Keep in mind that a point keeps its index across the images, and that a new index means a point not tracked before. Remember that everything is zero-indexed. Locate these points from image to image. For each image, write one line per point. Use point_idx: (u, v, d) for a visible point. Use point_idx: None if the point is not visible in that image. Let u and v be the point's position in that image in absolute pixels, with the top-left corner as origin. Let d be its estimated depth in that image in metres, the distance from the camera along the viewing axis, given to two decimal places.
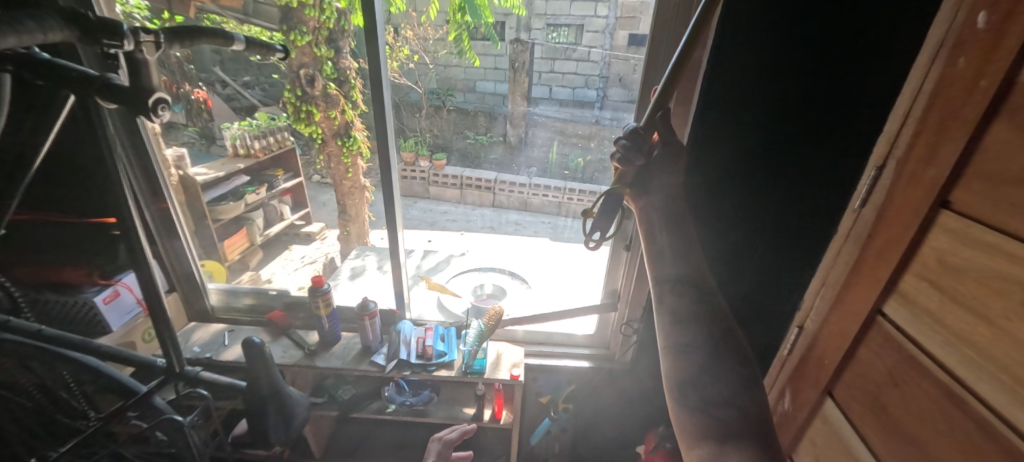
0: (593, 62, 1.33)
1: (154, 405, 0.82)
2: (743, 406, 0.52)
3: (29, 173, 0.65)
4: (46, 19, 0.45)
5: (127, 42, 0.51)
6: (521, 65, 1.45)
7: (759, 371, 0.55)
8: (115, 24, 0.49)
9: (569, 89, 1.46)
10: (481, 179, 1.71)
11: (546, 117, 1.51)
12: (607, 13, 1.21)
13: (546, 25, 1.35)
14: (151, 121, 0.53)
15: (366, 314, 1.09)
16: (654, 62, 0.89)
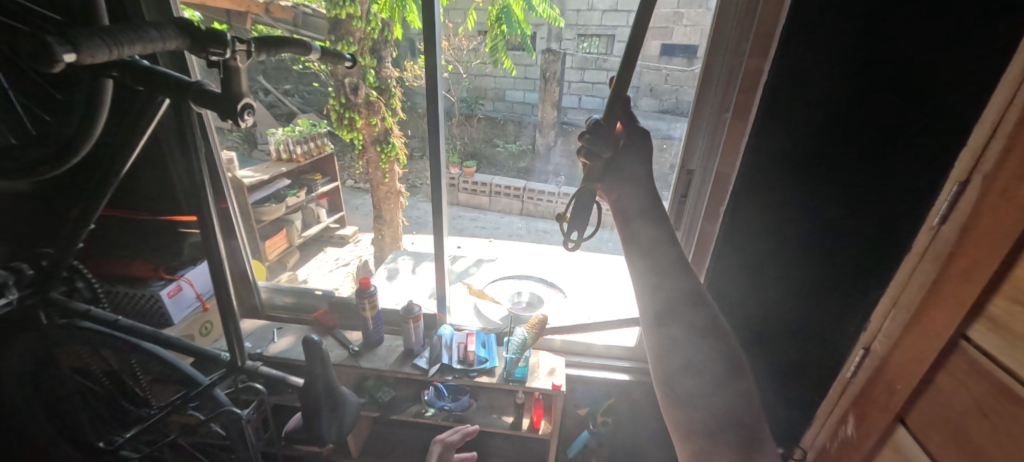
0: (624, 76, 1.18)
1: (215, 397, 0.85)
2: (720, 400, 0.62)
3: (121, 175, 0.69)
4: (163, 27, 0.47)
5: (227, 50, 0.52)
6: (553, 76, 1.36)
7: (734, 366, 0.63)
8: (219, 33, 0.51)
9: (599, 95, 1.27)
10: (511, 186, 1.80)
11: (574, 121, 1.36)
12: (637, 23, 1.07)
13: (578, 35, 1.24)
14: (236, 126, 0.55)
15: (411, 317, 1.10)
16: (711, 69, 0.87)
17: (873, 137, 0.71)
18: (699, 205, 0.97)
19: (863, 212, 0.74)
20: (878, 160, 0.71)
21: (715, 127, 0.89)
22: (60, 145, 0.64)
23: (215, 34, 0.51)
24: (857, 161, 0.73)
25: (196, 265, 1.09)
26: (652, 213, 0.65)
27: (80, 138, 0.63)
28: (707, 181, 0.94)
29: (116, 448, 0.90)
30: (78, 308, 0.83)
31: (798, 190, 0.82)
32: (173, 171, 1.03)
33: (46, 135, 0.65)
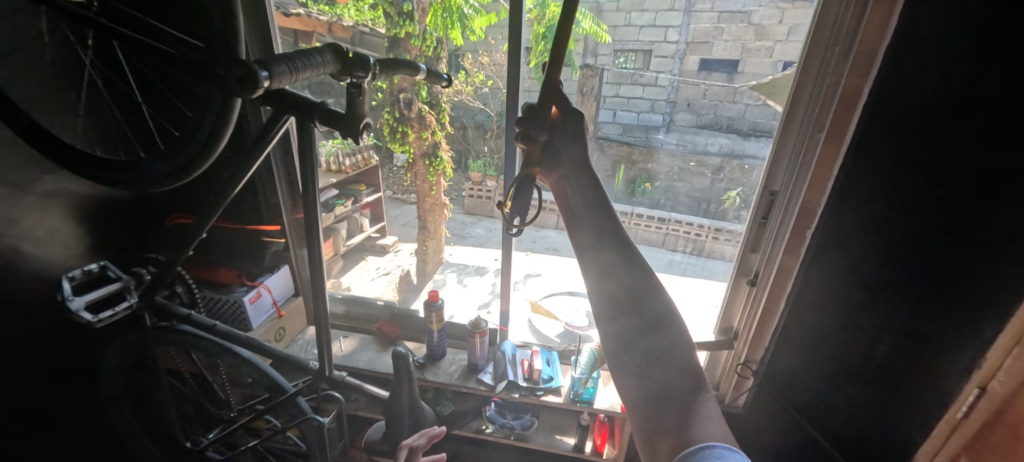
0: (661, 87, 1.29)
1: (298, 405, 0.87)
2: (659, 375, 0.62)
3: (233, 189, 0.72)
4: (319, 54, 0.53)
5: (367, 75, 0.58)
6: (589, 91, 1.39)
7: (671, 342, 0.65)
8: (367, 59, 0.57)
9: (635, 113, 1.38)
10: None
11: (610, 134, 1.43)
12: (678, 37, 1.22)
13: (614, 50, 1.31)
14: (359, 143, 0.58)
15: (478, 332, 1.10)
16: (803, 89, 0.83)
17: (986, 174, 0.62)
18: (780, 232, 0.92)
19: (962, 256, 0.66)
20: (990, 206, 0.62)
21: (803, 148, 0.84)
22: (187, 155, 0.67)
23: (361, 59, 0.57)
24: (963, 200, 0.65)
25: (273, 273, 1.15)
26: (595, 205, 0.71)
27: (203, 151, 0.66)
28: (791, 207, 0.89)
29: (204, 449, 0.93)
30: (179, 313, 0.87)
31: (891, 225, 0.74)
32: (262, 181, 1.09)
33: (175, 150, 0.69)
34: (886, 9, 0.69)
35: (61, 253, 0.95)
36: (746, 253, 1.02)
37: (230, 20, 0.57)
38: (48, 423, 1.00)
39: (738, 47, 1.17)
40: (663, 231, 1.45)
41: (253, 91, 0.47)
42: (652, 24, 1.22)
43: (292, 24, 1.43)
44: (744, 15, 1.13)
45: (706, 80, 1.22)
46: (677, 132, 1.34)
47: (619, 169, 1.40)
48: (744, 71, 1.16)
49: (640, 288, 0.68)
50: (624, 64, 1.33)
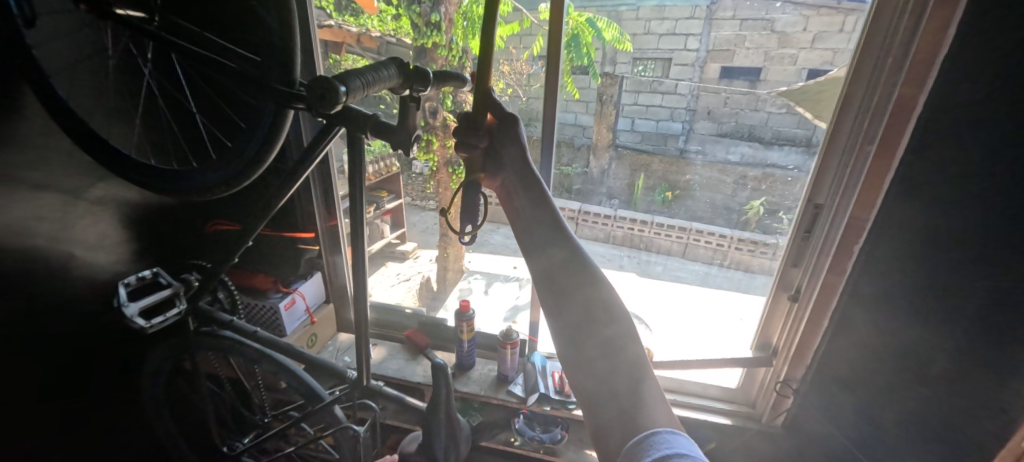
0: (681, 95, 1.29)
1: (334, 414, 0.88)
2: (612, 386, 0.60)
3: (279, 199, 0.73)
4: (382, 69, 0.55)
5: (426, 89, 0.60)
6: (608, 99, 1.38)
7: (623, 349, 0.62)
8: (426, 73, 0.59)
9: (653, 121, 1.39)
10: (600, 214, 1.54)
11: (630, 149, 1.46)
12: (698, 46, 1.23)
13: (633, 59, 1.29)
14: (408, 155, 0.58)
15: (507, 344, 1.09)
16: (852, 99, 0.83)
17: None
18: (826, 245, 0.90)
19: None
20: None
21: (852, 160, 0.84)
22: (237, 167, 0.69)
23: (422, 74, 0.60)
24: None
25: (307, 280, 1.17)
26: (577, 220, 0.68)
27: (256, 162, 0.68)
28: (838, 219, 0.87)
29: (241, 453, 0.94)
30: (222, 318, 0.88)
31: (947, 245, 0.71)
32: (298, 192, 1.11)
33: (227, 160, 0.71)
34: (945, 18, 0.67)
35: (109, 257, 0.99)
36: (789, 266, 1.01)
37: (288, 35, 0.59)
38: (93, 427, 1.03)
39: (761, 54, 1.14)
40: (682, 241, 1.45)
41: (331, 108, 0.50)
42: (671, 32, 1.24)
43: (325, 35, 1.46)
44: (767, 23, 1.11)
45: (727, 87, 1.21)
46: (698, 140, 1.34)
47: (638, 177, 1.46)
48: (767, 79, 1.14)
49: (595, 294, 0.64)
50: (643, 73, 1.30)
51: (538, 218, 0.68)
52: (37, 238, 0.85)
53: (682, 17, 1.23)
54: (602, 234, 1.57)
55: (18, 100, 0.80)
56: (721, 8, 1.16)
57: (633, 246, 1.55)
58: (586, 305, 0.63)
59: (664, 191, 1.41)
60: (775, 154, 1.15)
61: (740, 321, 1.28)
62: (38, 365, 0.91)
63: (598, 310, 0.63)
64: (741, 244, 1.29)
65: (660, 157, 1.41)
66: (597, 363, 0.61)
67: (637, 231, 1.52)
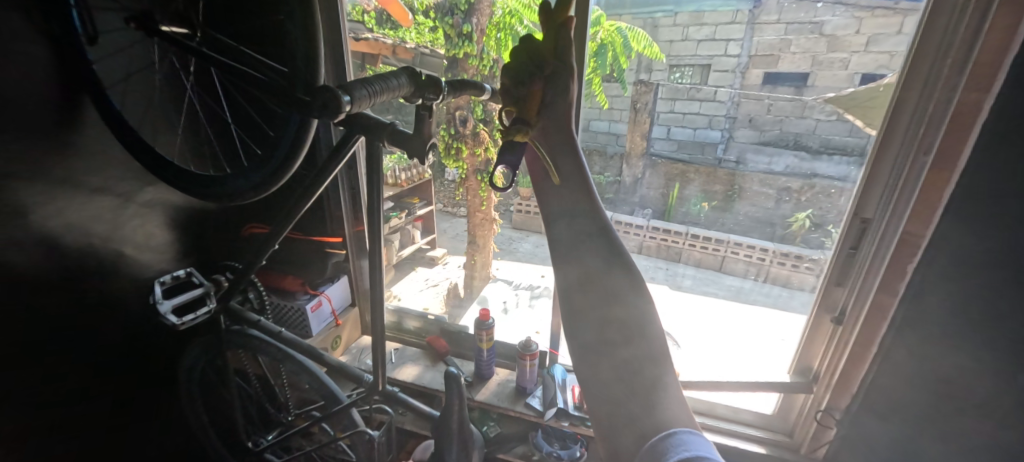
0: (720, 103, 1.25)
1: (350, 416, 0.89)
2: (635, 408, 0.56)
3: (305, 204, 0.76)
4: (390, 79, 0.55)
5: (438, 96, 0.61)
6: (644, 107, 1.36)
7: (641, 370, 0.58)
8: (438, 80, 0.60)
9: (691, 129, 1.39)
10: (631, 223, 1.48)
11: (664, 158, 1.48)
12: (739, 52, 1.19)
13: (669, 66, 1.29)
14: (424, 163, 0.59)
15: (527, 354, 1.08)
16: (906, 103, 0.77)
17: None
18: (873, 264, 0.83)
19: None
20: None
21: (906, 170, 0.77)
22: (265, 171, 0.72)
23: (433, 81, 0.60)
24: None
25: (333, 282, 1.21)
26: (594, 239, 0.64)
27: (282, 167, 0.71)
28: (889, 234, 0.80)
29: (263, 451, 0.99)
30: (249, 318, 0.91)
31: None
32: (328, 199, 1.15)
33: (256, 166, 0.74)
34: (1017, 12, 0.60)
35: (154, 257, 1.06)
36: (832, 285, 0.94)
37: (312, 42, 0.61)
38: (132, 425, 1.07)
39: (807, 58, 1.07)
40: (719, 254, 1.43)
41: (333, 116, 0.51)
42: (710, 39, 1.23)
43: (360, 48, 1.53)
44: (815, 26, 1.03)
45: (771, 94, 1.13)
46: (738, 148, 1.30)
47: (673, 187, 1.50)
48: (815, 84, 1.05)
49: (615, 308, 0.60)
50: (680, 79, 1.33)
51: (573, 226, 0.64)
52: (91, 238, 0.92)
53: (722, 22, 1.21)
54: (636, 242, 1.53)
55: (80, 113, 0.87)
56: (764, 11, 1.09)
57: (668, 259, 1.53)
58: (615, 328, 0.59)
59: (699, 202, 1.41)
60: (823, 165, 1.05)
61: (780, 341, 1.19)
62: (90, 359, 0.98)
63: (620, 326, 0.59)
64: (782, 258, 1.23)
65: (697, 166, 1.41)
66: (618, 394, 0.57)
67: (670, 243, 1.52)
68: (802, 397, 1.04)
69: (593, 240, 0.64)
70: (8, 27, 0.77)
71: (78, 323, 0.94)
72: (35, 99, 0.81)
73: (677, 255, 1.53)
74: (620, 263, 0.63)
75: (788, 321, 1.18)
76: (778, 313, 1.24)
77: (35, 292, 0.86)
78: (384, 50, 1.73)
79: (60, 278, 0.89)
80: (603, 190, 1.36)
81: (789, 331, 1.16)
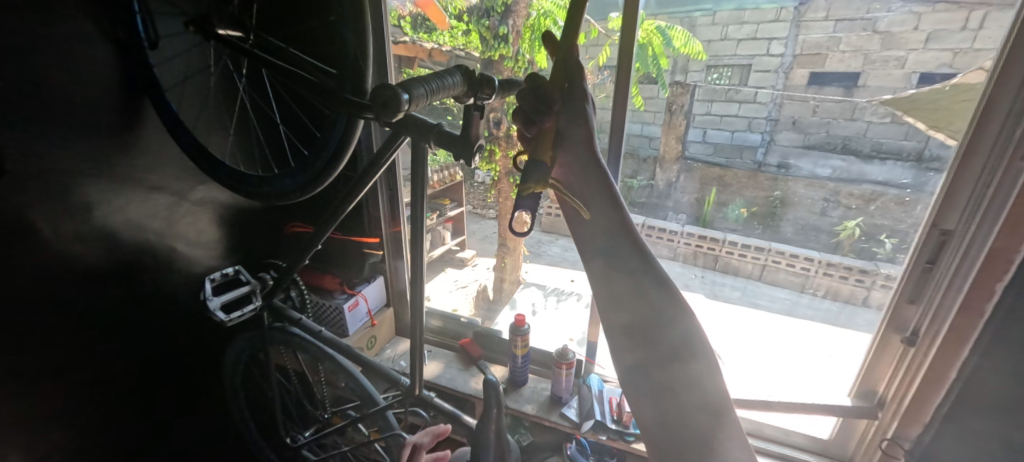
0: (760, 104, 1.14)
1: (387, 418, 0.89)
2: (674, 409, 0.67)
3: (348, 206, 0.76)
4: (446, 77, 0.54)
5: (492, 96, 0.59)
6: (679, 108, 1.22)
7: (679, 374, 0.67)
8: (491, 79, 0.58)
9: (728, 132, 1.22)
10: (663, 230, 1.38)
11: (700, 161, 1.27)
12: (784, 50, 1.08)
13: (706, 66, 1.17)
14: (472, 165, 0.58)
15: (564, 363, 1.04)
16: (999, 102, 0.70)
17: None
18: (954, 280, 0.77)
19: None
20: None
21: (998, 176, 0.70)
22: (312, 173, 0.73)
23: (486, 80, 0.59)
24: None
25: (370, 283, 1.22)
26: (628, 262, 0.70)
27: (328, 168, 0.71)
28: (975, 246, 0.73)
29: (301, 446, 1.01)
30: (292, 316, 0.93)
31: None
32: (368, 199, 1.17)
33: (303, 166, 0.76)
34: None
35: (204, 254, 1.10)
36: (904, 301, 0.87)
37: (362, 40, 0.61)
38: (178, 418, 1.11)
39: (859, 57, 1.01)
40: (759, 263, 1.31)
41: (388, 114, 0.51)
42: (751, 38, 1.11)
43: (399, 51, 1.56)
44: (868, 22, 0.98)
45: (817, 95, 1.07)
46: (779, 153, 1.17)
47: (709, 192, 1.31)
48: (867, 85, 1.01)
49: (655, 320, 0.69)
50: (717, 81, 1.18)
51: (607, 256, 0.70)
52: (149, 233, 0.97)
53: (765, 20, 1.09)
54: (668, 250, 1.42)
55: (141, 115, 0.91)
56: (811, 9, 1.03)
57: (704, 265, 1.40)
58: (668, 350, 0.68)
59: (737, 208, 1.28)
60: (873, 170, 1.06)
61: (827, 357, 1.21)
62: (145, 350, 1.02)
63: (662, 340, 0.68)
64: (830, 269, 1.18)
65: (735, 171, 1.25)
66: (672, 406, 0.67)
67: (706, 250, 1.37)
68: (863, 422, 0.96)
69: (637, 267, 0.69)
70: (80, 30, 0.81)
71: (136, 315, 0.99)
72: (104, 101, 0.85)
73: (715, 263, 1.39)
74: (664, 285, 0.69)
75: (849, 340, 1.15)
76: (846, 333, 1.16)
77: (98, 283, 0.90)
78: (421, 54, 1.76)
79: (121, 272, 0.93)
80: (631, 195, 1.31)
81: (840, 348, 1.18)
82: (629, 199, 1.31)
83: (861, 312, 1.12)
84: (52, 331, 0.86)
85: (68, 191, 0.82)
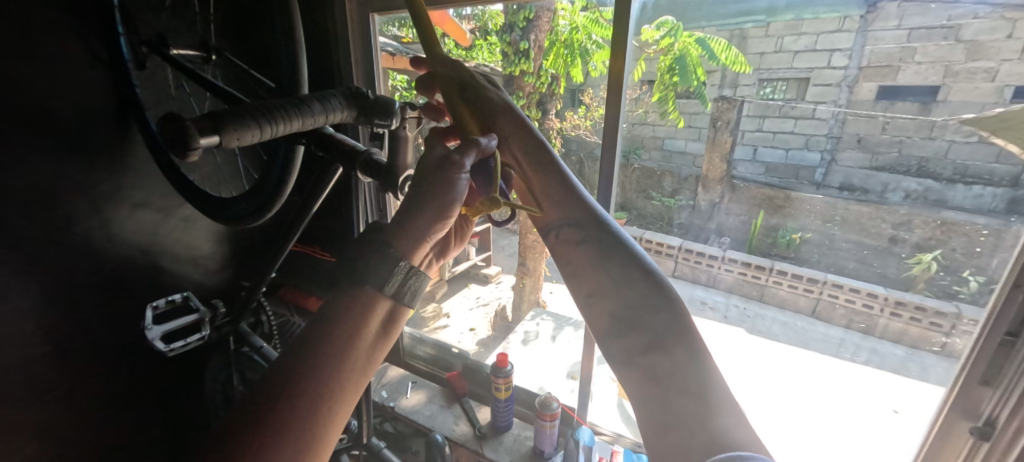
0: (822, 121, 1.13)
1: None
2: (663, 399, 0.52)
3: (301, 228, 0.72)
4: (331, 101, 0.54)
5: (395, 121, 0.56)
6: (725, 125, 1.23)
7: (672, 354, 0.53)
8: (389, 104, 0.55)
9: (782, 150, 1.24)
10: (705, 254, 1.33)
11: (750, 181, 1.28)
12: (847, 64, 1.11)
13: (758, 80, 1.17)
14: (397, 196, 0.53)
15: (547, 415, 0.93)
16: None
17: None
18: None
19: None
20: None
21: None
22: (261, 198, 0.69)
23: (384, 104, 0.55)
24: None
25: None
26: (596, 236, 0.62)
27: (280, 184, 0.67)
28: None
29: None
30: (254, 343, 0.89)
31: None
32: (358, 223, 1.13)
33: (257, 191, 0.71)
34: None
35: (194, 271, 1.09)
36: (984, 384, 0.67)
37: (295, 62, 0.59)
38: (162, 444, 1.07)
39: (939, 69, 0.92)
40: (811, 297, 1.21)
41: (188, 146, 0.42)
42: (809, 50, 1.14)
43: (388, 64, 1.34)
44: (950, 31, 0.89)
45: (886, 111, 1.01)
46: (842, 173, 1.15)
47: (757, 214, 1.27)
48: (948, 100, 0.89)
49: (634, 294, 0.58)
50: (771, 95, 1.18)
51: (570, 236, 0.63)
52: (135, 251, 0.96)
53: (825, 31, 1.10)
54: (706, 275, 1.35)
55: (127, 134, 0.92)
56: (880, 17, 0.99)
57: (748, 295, 1.33)
58: (652, 327, 0.55)
59: (788, 232, 1.22)
60: (959, 193, 0.88)
61: (894, 413, 1.00)
62: (127, 366, 1.01)
63: (645, 316, 0.56)
64: (899, 308, 1.01)
65: (790, 192, 1.24)
66: (663, 396, 0.52)
67: (751, 279, 1.30)
68: None
69: (592, 232, 0.63)
70: (61, 50, 0.82)
71: (120, 333, 0.98)
72: (89, 121, 0.86)
73: (757, 293, 1.31)
74: (632, 255, 0.61)
75: (916, 396, 0.95)
76: (913, 384, 0.96)
77: (80, 300, 0.89)
78: None
79: (106, 290, 0.93)
80: (671, 214, 1.26)
81: (909, 402, 0.96)
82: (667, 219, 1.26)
83: (930, 359, 0.92)
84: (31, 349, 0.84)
85: (48, 211, 0.82)
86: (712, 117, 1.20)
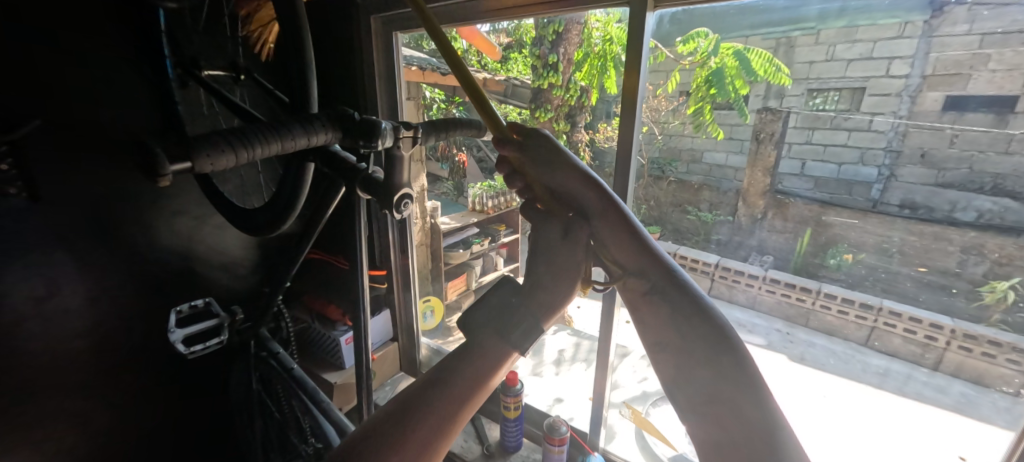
0: (878, 131, 1.08)
1: None
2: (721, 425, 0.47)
3: (315, 235, 0.76)
4: (314, 123, 0.52)
5: (387, 140, 0.54)
6: (768, 137, 1.20)
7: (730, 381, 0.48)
8: (375, 126, 0.52)
9: (834, 165, 1.19)
10: (745, 274, 1.27)
11: (795, 195, 1.26)
12: (908, 72, 1.01)
13: (807, 90, 1.11)
14: (394, 215, 0.55)
15: (555, 439, 0.90)
16: None
17: None
18: None
19: None
20: None
21: None
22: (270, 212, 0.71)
23: (368, 126, 0.52)
24: None
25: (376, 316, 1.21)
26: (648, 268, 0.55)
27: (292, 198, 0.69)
28: None
29: None
30: (272, 348, 0.91)
31: None
32: (379, 235, 1.16)
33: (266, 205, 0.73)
34: None
35: (222, 273, 1.14)
36: None
37: (305, 80, 0.65)
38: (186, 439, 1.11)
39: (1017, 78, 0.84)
40: (864, 325, 1.14)
41: (157, 179, 0.42)
42: (864, 58, 1.05)
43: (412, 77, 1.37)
44: None
45: (954, 123, 0.93)
46: (901, 191, 1.08)
47: (804, 232, 1.26)
48: None
49: (685, 320, 0.53)
50: (821, 106, 1.12)
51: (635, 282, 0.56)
52: (169, 254, 1.02)
53: (884, 39, 1.00)
54: (743, 296, 1.30)
55: None
56: (946, 22, 0.87)
57: (793, 320, 1.29)
58: (705, 353, 0.50)
59: (838, 253, 1.21)
60: None
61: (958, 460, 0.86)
62: (159, 362, 1.06)
63: (699, 343, 0.51)
64: (966, 342, 0.92)
65: (846, 208, 1.20)
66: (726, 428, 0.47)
67: (796, 301, 1.24)
68: None
69: (657, 281, 0.55)
70: (111, 67, 0.87)
71: (154, 329, 1.03)
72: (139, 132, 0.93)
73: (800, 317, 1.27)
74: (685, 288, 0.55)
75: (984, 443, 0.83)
76: (977, 425, 0.90)
77: (117, 298, 0.95)
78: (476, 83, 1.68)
79: (142, 289, 0.99)
80: (706, 230, 1.26)
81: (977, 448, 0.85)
82: (704, 234, 1.25)
83: (1001, 402, 0.87)
84: (71, 340, 0.90)
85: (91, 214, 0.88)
86: (753, 129, 1.17)
